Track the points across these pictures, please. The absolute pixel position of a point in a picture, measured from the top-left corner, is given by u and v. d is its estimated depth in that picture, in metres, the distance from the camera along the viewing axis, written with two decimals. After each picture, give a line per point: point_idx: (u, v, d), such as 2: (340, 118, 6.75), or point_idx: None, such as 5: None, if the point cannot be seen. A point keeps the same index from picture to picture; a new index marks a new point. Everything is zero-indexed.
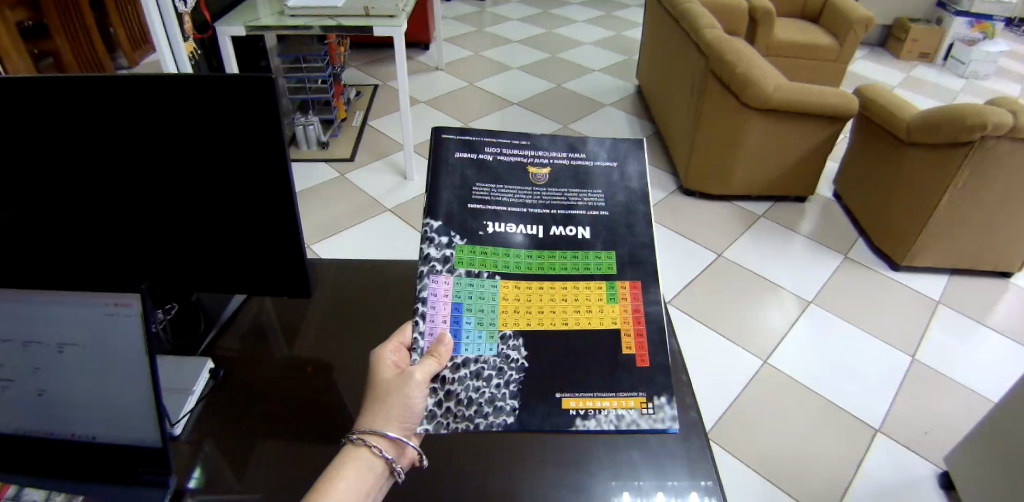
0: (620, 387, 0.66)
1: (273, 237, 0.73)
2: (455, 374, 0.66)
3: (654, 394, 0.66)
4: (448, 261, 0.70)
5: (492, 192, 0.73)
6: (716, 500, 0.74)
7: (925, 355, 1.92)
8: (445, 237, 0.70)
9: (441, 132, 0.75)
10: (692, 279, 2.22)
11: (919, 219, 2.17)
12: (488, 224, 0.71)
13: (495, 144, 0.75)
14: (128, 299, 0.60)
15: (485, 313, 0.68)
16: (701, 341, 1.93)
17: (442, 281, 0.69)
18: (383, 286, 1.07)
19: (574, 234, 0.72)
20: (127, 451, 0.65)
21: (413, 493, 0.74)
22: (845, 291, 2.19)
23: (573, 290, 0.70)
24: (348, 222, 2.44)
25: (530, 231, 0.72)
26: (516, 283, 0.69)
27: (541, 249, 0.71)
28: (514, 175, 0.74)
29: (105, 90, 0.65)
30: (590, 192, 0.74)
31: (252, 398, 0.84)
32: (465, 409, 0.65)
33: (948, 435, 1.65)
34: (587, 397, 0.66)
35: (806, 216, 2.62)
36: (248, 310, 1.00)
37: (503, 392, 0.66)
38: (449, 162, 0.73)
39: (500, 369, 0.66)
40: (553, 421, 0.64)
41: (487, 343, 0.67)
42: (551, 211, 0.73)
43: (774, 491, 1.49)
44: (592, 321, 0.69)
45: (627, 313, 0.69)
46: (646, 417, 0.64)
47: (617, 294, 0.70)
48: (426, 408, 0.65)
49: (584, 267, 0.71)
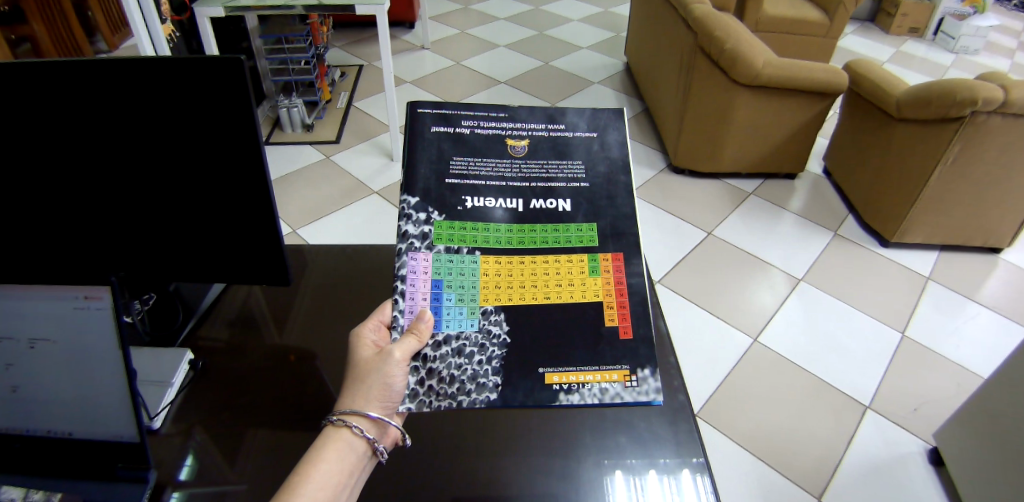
0: (603, 361, 0.65)
1: (247, 224, 0.71)
2: (436, 352, 0.65)
3: (637, 367, 0.65)
4: (426, 237, 0.69)
5: (470, 166, 0.71)
6: (707, 477, 0.74)
7: (913, 332, 1.94)
8: (423, 213, 0.69)
9: (417, 106, 0.73)
10: (682, 258, 2.21)
11: (909, 194, 2.18)
12: (467, 199, 0.70)
13: (472, 117, 0.73)
14: (97, 292, 0.59)
15: (466, 289, 0.67)
16: (690, 320, 1.94)
17: (421, 259, 0.68)
18: (368, 270, 1.05)
19: (554, 207, 0.71)
20: (105, 447, 0.64)
21: (399, 478, 0.73)
22: (834, 268, 2.21)
23: (555, 263, 0.69)
24: (334, 206, 2.40)
25: (509, 205, 0.71)
26: (496, 258, 0.68)
27: (521, 223, 0.70)
28: (491, 148, 0.72)
29: (66, 75, 0.62)
30: (570, 164, 0.73)
31: (234, 389, 0.82)
32: (448, 386, 0.64)
33: (937, 411, 1.67)
34: (569, 371, 0.64)
35: (795, 192, 2.62)
36: (227, 299, 0.98)
37: (486, 368, 0.65)
38: (425, 137, 0.72)
39: (482, 345, 0.66)
40: (536, 396, 0.63)
41: (468, 319, 0.66)
42: (530, 183, 0.72)
43: (764, 469, 1.51)
44: (574, 295, 0.68)
45: (610, 284, 0.68)
46: (629, 390, 0.64)
47: (599, 267, 0.69)
48: (408, 387, 0.64)
49: (564, 241, 0.70)
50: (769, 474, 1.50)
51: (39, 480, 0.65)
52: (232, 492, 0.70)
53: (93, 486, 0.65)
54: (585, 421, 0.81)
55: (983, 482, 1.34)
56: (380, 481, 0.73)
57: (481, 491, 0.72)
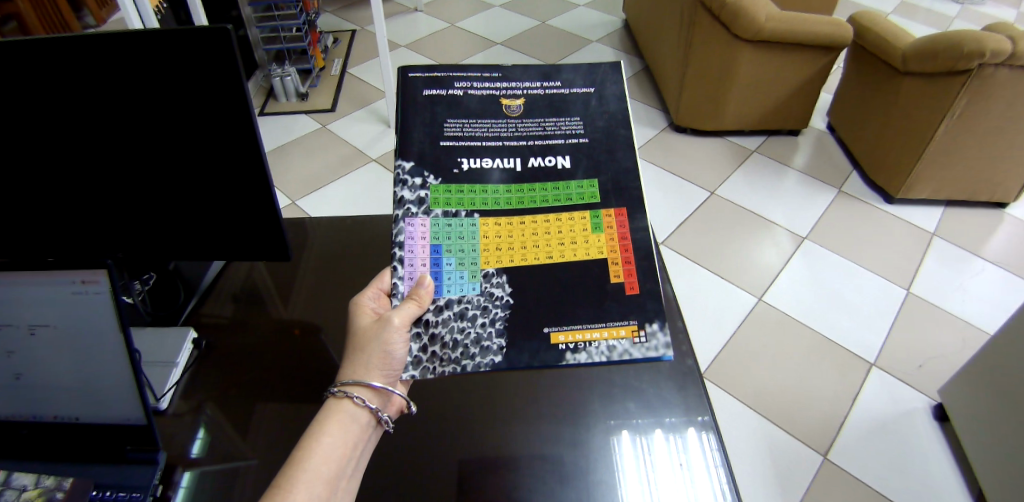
0: (609, 317, 0.64)
1: (245, 199, 0.69)
2: (437, 317, 0.64)
3: (646, 321, 0.64)
4: (423, 202, 0.67)
5: (465, 128, 0.70)
6: (713, 435, 0.75)
7: (918, 288, 1.94)
8: (418, 178, 0.68)
9: (408, 70, 0.71)
10: (686, 220, 2.19)
11: (916, 150, 2.14)
12: (463, 161, 0.69)
13: (465, 78, 0.71)
14: (95, 277, 0.58)
15: (465, 253, 0.66)
16: (696, 281, 1.93)
17: (418, 224, 0.67)
18: (368, 242, 1.04)
19: (553, 164, 0.69)
20: (113, 430, 0.64)
21: (409, 449, 0.74)
22: (840, 225, 2.19)
23: (556, 222, 0.67)
24: (333, 176, 2.37)
25: (507, 165, 0.69)
26: (496, 220, 0.67)
27: (520, 183, 0.69)
28: (486, 109, 0.71)
29: (48, 53, 0.59)
30: (568, 120, 0.71)
31: (239, 368, 0.82)
32: (451, 351, 0.63)
33: (943, 367, 1.68)
34: (576, 329, 0.64)
35: (799, 149, 2.59)
36: (228, 276, 0.96)
37: (489, 331, 0.64)
38: (418, 101, 0.70)
39: (485, 308, 0.65)
40: (543, 357, 0.63)
41: (469, 283, 0.65)
42: (528, 142, 0.70)
43: (771, 428, 1.53)
44: (577, 253, 0.66)
45: (614, 240, 0.67)
46: (638, 346, 0.62)
47: (602, 223, 0.67)
48: (410, 355, 0.64)
49: (566, 199, 0.68)
50: (776, 433, 1.51)
51: (49, 463, 0.66)
52: (243, 467, 0.71)
53: (105, 470, 0.65)
54: (593, 389, 0.81)
55: (988, 436, 1.36)
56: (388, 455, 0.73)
57: (491, 456, 0.73)
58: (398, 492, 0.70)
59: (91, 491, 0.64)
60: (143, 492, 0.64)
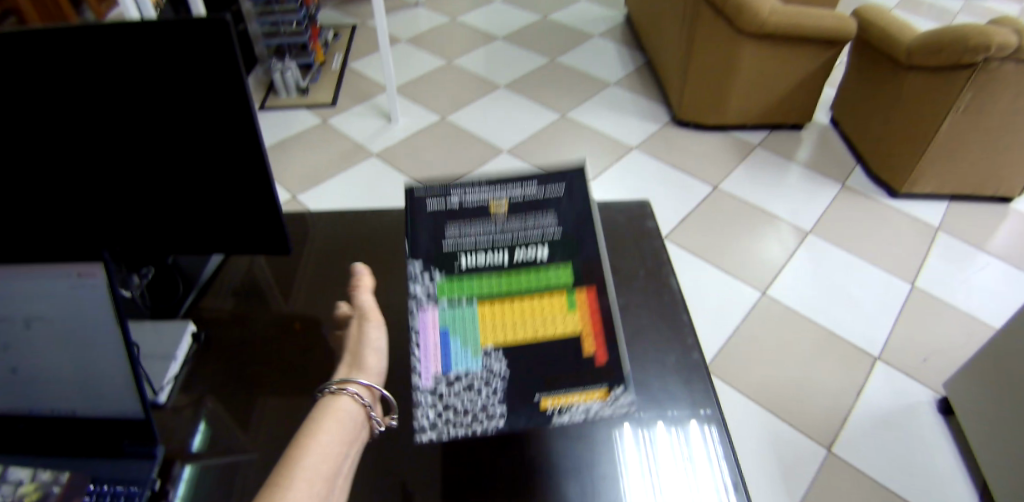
0: (585, 380, 0.63)
1: (246, 190, 0.68)
2: (449, 389, 0.63)
3: (614, 384, 0.62)
4: (432, 293, 0.67)
5: (464, 233, 0.70)
6: (714, 428, 0.75)
7: (923, 282, 1.93)
8: (426, 275, 0.68)
9: (412, 188, 0.72)
10: (688, 213, 2.19)
11: (919, 146, 2.12)
12: (464, 257, 0.69)
13: (463, 184, 0.71)
14: (91, 270, 0.57)
15: (469, 329, 0.65)
16: (698, 274, 1.93)
17: (427, 310, 0.66)
18: (371, 234, 1.03)
19: (538, 255, 0.69)
20: (111, 426, 0.63)
21: (411, 442, 0.73)
22: (843, 218, 2.18)
23: (547, 302, 0.66)
24: (333, 170, 2.36)
25: (501, 259, 0.68)
26: (496, 301, 0.66)
27: (515, 270, 0.68)
28: (480, 212, 0.70)
29: (44, 45, 0.58)
30: (548, 215, 0.71)
31: (241, 361, 0.82)
32: (462, 417, 0.62)
33: (947, 362, 1.67)
34: (560, 392, 0.62)
35: (802, 142, 2.57)
36: (228, 270, 0.96)
37: (494, 398, 0.62)
38: (423, 216, 0.70)
39: (488, 380, 0.63)
40: (534, 419, 0.61)
41: (470, 357, 0.64)
42: (517, 235, 0.69)
43: (775, 422, 1.52)
44: (560, 326, 0.65)
45: (588, 318, 0.66)
46: (609, 406, 0.61)
47: (579, 299, 0.67)
48: (422, 420, 0.61)
49: (549, 279, 0.67)
50: (782, 428, 1.50)
51: (46, 457, 0.65)
52: (245, 461, 0.70)
53: (102, 463, 0.65)
54: None
55: (996, 430, 1.35)
56: (390, 448, 0.72)
57: (494, 446, 0.73)
58: (401, 486, 0.69)
59: (88, 485, 0.63)
60: (140, 486, 0.63)
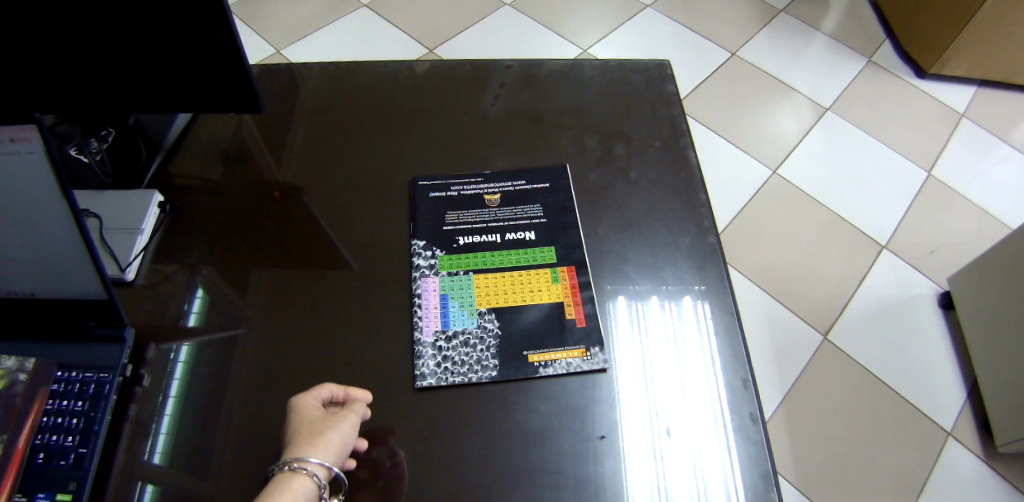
0: (568, 341, 0.70)
1: (203, 16, 0.65)
2: (448, 344, 0.70)
3: (591, 344, 0.70)
4: (433, 266, 0.75)
5: (461, 217, 0.79)
6: (708, 303, 0.74)
7: (940, 171, 1.84)
8: (428, 251, 0.76)
9: (416, 180, 0.83)
10: (702, 82, 2.04)
11: (956, 25, 1.94)
12: (461, 237, 0.78)
13: (459, 183, 0.83)
14: (26, 134, 0.53)
15: (466, 297, 0.73)
16: (708, 150, 1.85)
17: (430, 281, 0.74)
18: (357, 90, 0.94)
19: (522, 237, 0.78)
20: (74, 306, 0.64)
21: (400, 321, 0.72)
22: (866, 97, 2.04)
23: (531, 277, 0.74)
24: (321, 21, 2.14)
25: (490, 239, 0.77)
26: (488, 276, 0.74)
27: (504, 251, 0.76)
28: (471, 202, 0.81)
29: None
30: (531, 207, 0.80)
31: (225, 233, 0.78)
32: (460, 367, 0.68)
33: (953, 255, 1.64)
34: (544, 350, 0.69)
35: (831, 10, 2.33)
36: (197, 132, 0.88)
37: (487, 353, 0.69)
38: (425, 202, 0.81)
39: (482, 338, 0.70)
40: (518, 370, 0.68)
41: (468, 318, 0.72)
42: (504, 223, 0.79)
43: (771, 301, 1.54)
44: (542, 297, 0.73)
45: (567, 289, 0.73)
46: (588, 362, 0.69)
47: (557, 276, 0.74)
48: (423, 367, 0.68)
49: (531, 260, 0.76)
50: (778, 310, 1.53)
51: (7, 347, 0.65)
52: (235, 333, 0.70)
53: (68, 350, 0.65)
54: (603, 263, 0.76)
55: (995, 327, 1.36)
56: (380, 327, 0.71)
57: (488, 332, 0.70)
58: (391, 364, 0.68)
59: (55, 372, 0.64)
60: (111, 372, 0.65)
